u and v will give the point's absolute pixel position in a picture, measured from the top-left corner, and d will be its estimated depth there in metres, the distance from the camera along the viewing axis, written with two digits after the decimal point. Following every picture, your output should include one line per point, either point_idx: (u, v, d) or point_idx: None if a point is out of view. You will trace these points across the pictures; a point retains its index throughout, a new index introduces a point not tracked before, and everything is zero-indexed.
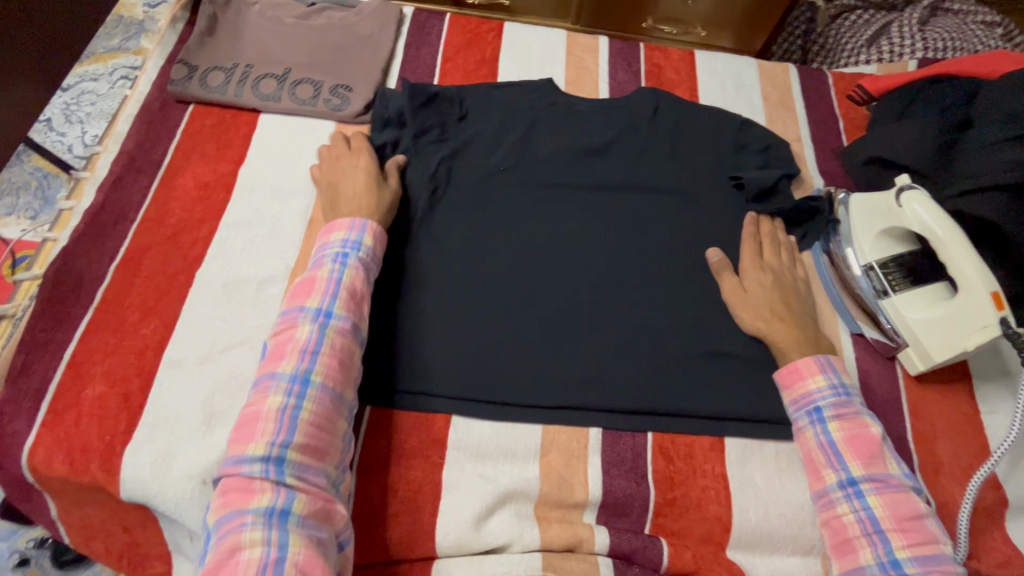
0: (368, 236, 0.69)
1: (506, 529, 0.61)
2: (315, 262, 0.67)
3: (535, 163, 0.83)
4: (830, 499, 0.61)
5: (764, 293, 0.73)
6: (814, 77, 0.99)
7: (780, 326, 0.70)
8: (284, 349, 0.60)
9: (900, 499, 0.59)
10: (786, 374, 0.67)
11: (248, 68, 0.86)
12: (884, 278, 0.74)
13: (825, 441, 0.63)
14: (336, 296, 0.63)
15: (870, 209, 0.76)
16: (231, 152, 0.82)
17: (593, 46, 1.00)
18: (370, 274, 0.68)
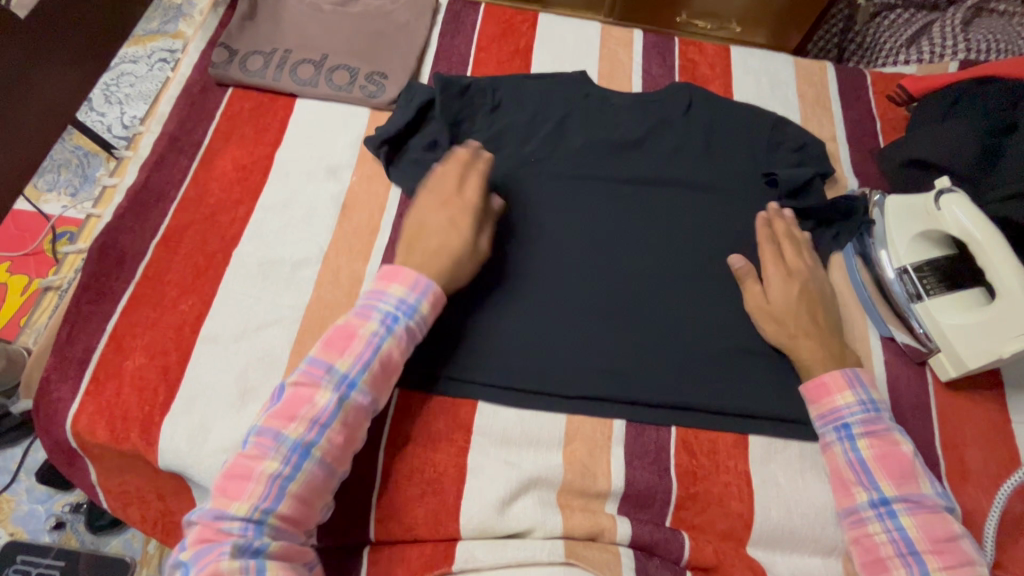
0: (427, 304, 0.63)
1: (528, 514, 0.62)
2: (360, 310, 0.62)
3: (567, 155, 0.83)
4: (860, 517, 0.60)
5: (790, 303, 0.70)
6: (852, 76, 0.97)
7: (804, 341, 0.68)
8: (297, 408, 0.56)
9: (934, 519, 0.58)
10: (814, 388, 0.66)
11: (287, 53, 0.88)
12: (918, 282, 0.72)
13: (854, 459, 0.62)
14: (368, 367, 0.59)
15: (907, 211, 0.75)
16: (268, 136, 0.83)
17: (628, 39, 0.99)
18: (411, 344, 0.63)
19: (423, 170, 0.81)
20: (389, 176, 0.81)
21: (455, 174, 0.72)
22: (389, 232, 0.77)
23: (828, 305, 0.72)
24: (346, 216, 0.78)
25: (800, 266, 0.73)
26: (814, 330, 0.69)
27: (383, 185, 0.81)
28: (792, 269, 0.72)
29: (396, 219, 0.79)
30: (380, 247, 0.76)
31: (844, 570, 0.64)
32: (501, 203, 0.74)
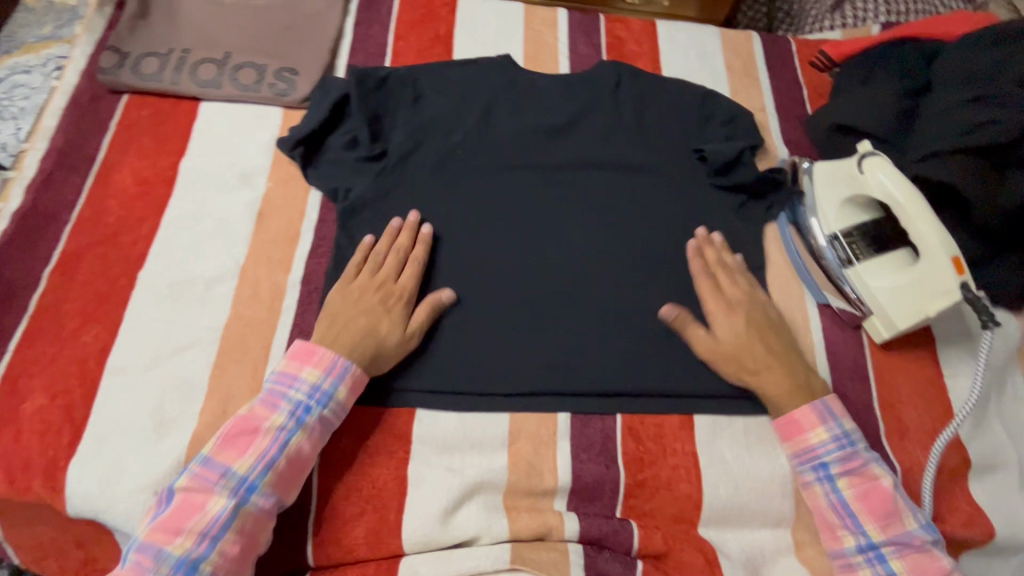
0: (344, 389, 0.60)
1: (474, 521, 0.61)
2: (267, 401, 0.58)
3: (495, 143, 0.80)
4: (850, 563, 0.60)
5: (739, 343, 0.66)
6: (777, 45, 0.97)
7: (767, 375, 0.65)
8: (186, 518, 0.53)
9: (922, 560, 0.59)
10: (783, 426, 0.63)
11: (184, 53, 0.81)
12: (849, 248, 0.72)
13: (836, 501, 0.61)
14: (271, 466, 0.56)
15: (833, 177, 0.75)
16: (171, 145, 0.78)
17: (552, 19, 0.96)
18: (325, 434, 0.60)
19: (346, 170, 0.77)
20: (308, 180, 0.77)
21: (397, 250, 0.69)
22: (311, 239, 0.73)
23: (778, 331, 0.68)
24: (263, 226, 0.74)
25: (740, 298, 0.69)
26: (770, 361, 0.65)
27: (302, 189, 0.77)
28: (735, 303, 0.69)
29: (318, 224, 0.75)
30: (302, 255, 0.72)
31: (792, 540, 0.64)
32: (450, 294, 0.68)
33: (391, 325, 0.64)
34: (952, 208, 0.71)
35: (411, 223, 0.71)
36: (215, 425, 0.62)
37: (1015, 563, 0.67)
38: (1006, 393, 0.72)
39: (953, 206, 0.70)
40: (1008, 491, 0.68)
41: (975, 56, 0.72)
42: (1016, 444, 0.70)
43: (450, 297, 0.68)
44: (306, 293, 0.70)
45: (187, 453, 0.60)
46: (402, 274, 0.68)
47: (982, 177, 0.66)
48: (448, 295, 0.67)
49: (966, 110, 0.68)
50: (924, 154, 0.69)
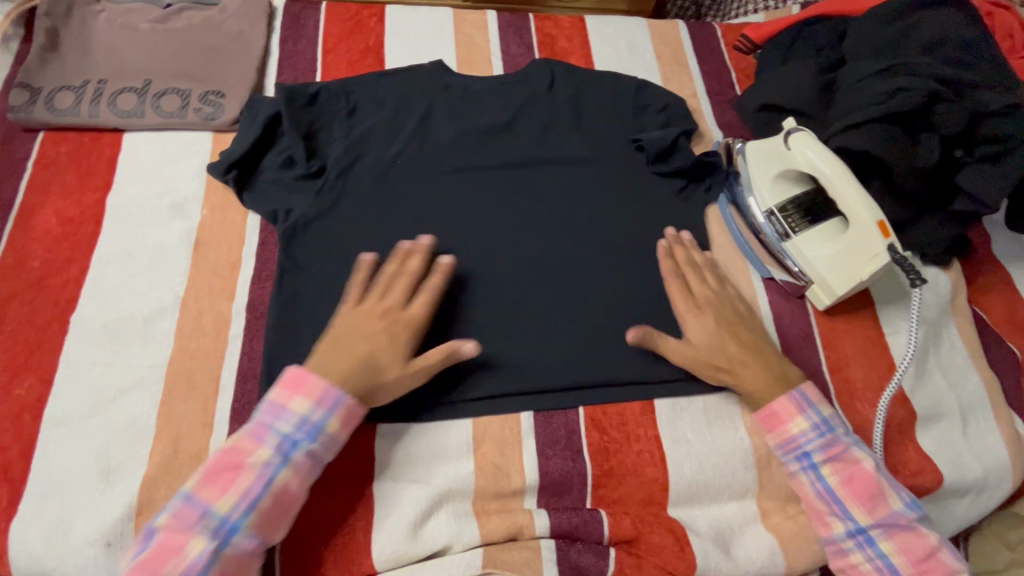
0: (335, 421, 0.57)
1: (444, 530, 0.60)
2: (253, 433, 0.55)
3: (435, 149, 0.80)
4: (842, 548, 0.61)
5: (710, 339, 0.66)
6: (703, 31, 1.00)
7: (745, 370, 0.65)
8: (164, 561, 0.50)
9: (910, 539, 0.60)
10: (766, 419, 0.64)
11: (101, 84, 0.78)
12: (784, 221, 0.75)
13: (822, 489, 0.62)
14: (254, 505, 0.53)
15: (763, 156, 0.77)
16: (96, 180, 0.75)
17: (482, 21, 0.96)
18: (314, 469, 0.57)
19: (284, 190, 0.75)
20: (245, 204, 0.74)
21: (410, 274, 0.65)
22: (253, 264, 0.72)
23: (752, 325, 0.68)
24: (201, 255, 0.72)
25: (713, 300, 0.68)
26: (748, 359, 0.65)
27: (240, 214, 0.75)
28: (706, 307, 0.68)
29: (259, 248, 0.73)
30: (246, 281, 0.71)
31: (758, 509, 0.66)
32: (472, 346, 0.61)
33: (390, 355, 0.60)
34: (874, 175, 0.74)
35: (366, 265, 0.66)
36: (167, 465, 0.60)
37: (967, 505, 0.71)
38: (942, 344, 0.76)
39: (875, 173, 0.74)
40: (952, 437, 0.71)
41: (883, 30, 0.77)
42: (955, 392, 0.73)
43: (471, 348, 0.61)
44: (253, 319, 0.68)
45: (139, 498, 0.58)
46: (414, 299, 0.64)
47: (896, 145, 0.69)
48: (466, 346, 0.61)
49: (877, 82, 0.72)
50: (843, 126, 0.71)
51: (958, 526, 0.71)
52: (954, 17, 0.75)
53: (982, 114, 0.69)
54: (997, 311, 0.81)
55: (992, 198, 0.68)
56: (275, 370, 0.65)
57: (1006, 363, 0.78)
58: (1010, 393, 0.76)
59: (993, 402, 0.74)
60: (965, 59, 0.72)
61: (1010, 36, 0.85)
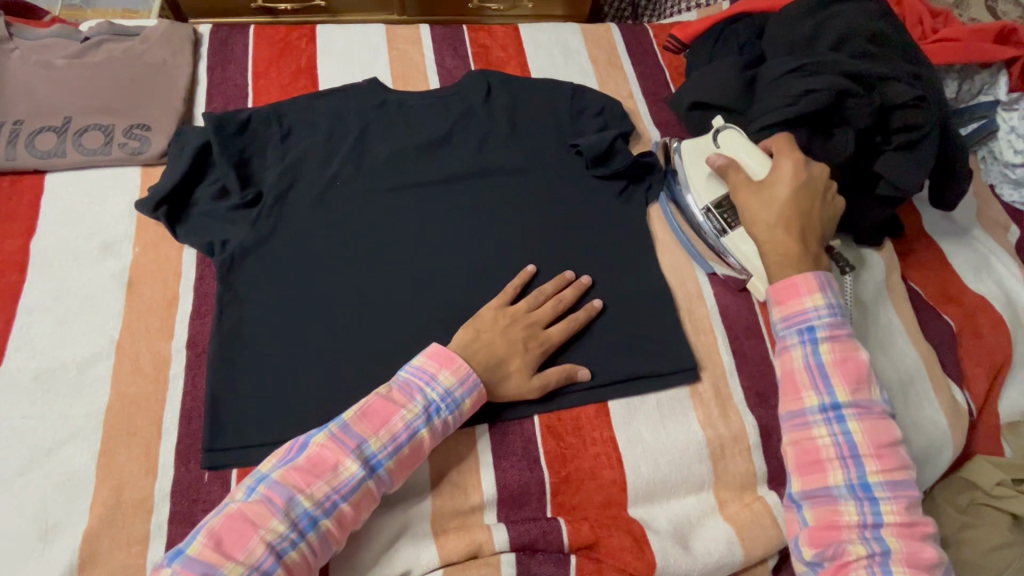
0: (469, 401, 0.61)
1: (402, 555, 0.60)
2: (403, 389, 0.60)
3: (373, 169, 0.79)
4: (807, 420, 0.61)
5: (788, 194, 0.67)
6: (635, 33, 1.02)
7: (785, 232, 0.66)
8: (319, 472, 0.54)
9: (880, 425, 0.60)
10: (782, 290, 0.65)
11: (18, 125, 0.76)
12: (722, 215, 0.76)
13: (813, 362, 0.62)
14: (397, 450, 0.57)
15: (696, 155, 0.79)
16: (17, 225, 0.72)
17: (415, 36, 0.96)
18: (446, 434, 0.61)
19: (219, 221, 0.74)
20: (178, 239, 0.72)
21: (559, 300, 0.70)
22: (192, 299, 0.70)
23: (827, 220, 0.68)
24: (135, 294, 0.69)
25: (788, 192, 0.67)
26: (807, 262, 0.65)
27: (175, 249, 0.73)
28: (776, 205, 0.67)
29: (197, 282, 0.71)
30: (184, 318, 0.69)
31: (716, 500, 0.67)
32: (585, 373, 0.68)
33: (523, 363, 0.65)
34: None
35: (527, 274, 0.72)
36: (109, 517, 0.58)
37: (913, 475, 0.74)
38: (880, 323, 0.79)
39: None
40: (895, 411, 0.74)
41: (797, 27, 0.79)
42: (895, 367, 0.76)
43: (584, 375, 0.68)
44: (194, 356, 0.67)
45: (81, 554, 0.56)
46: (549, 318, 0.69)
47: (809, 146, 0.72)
48: (582, 372, 0.67)
49: (790, 82, 0.74)
50: (761, 127, 0.74)
51: None
52: (861, 9, 0.78)
53: (892, 106, 0.72)
54: (931, 285, 0.84)
55: (908, 183, 0.72)
56: (219, 406, 0.63)
57: (941, 334, 0.81)
58: (947, 363, 0.79)
59: (930, 372, 0.77)
60: (873, 52, 0.75)
61: (920, 23, 0.89)
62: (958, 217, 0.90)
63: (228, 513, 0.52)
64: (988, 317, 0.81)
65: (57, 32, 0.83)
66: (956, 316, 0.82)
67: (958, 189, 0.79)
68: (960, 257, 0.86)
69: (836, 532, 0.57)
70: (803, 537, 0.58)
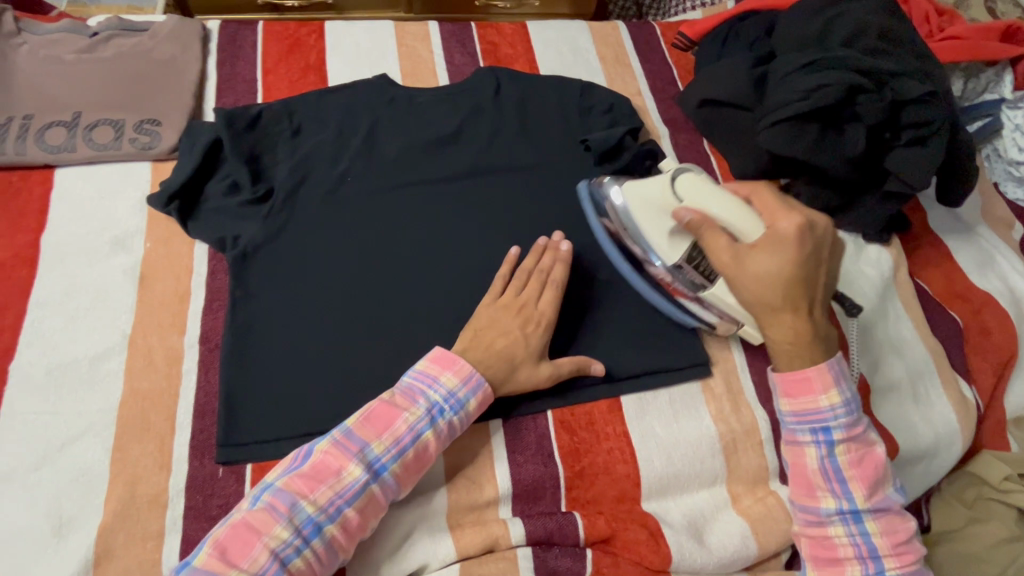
0: (475, 401, 0.61)
1: (419, 549, 0.60)
2: (406, 393, 0.60)
3: (384, 165, 0.79)
4: (823, 520, 0.61)
5: (778, 278, 0.60)
6: (643, 31, 1.02)
7: (786, 317, 0.61)
8: (323, 478, 0.54)
9: (895, 522, 0.61)
10: (794, 384, 0.62)
11: (27, 120, 0.75)
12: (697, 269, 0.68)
13: (829, 465, 0.61)
14: (402, 453, 0.57)
15: (649, 210, 0.69)
16: (28, 221, 0.72)
17: (424, 33, 0.96)
18: (451, 437, 0.61)
19: (230, 217, 0.73)
20: (190, 234, 0.72)
21: (540, 271, 0.69)
22: (204, 295, 0.70)
23: (830, 280, 0.63)
24: (147, 289, 0.69)
25: (782, 272, 0.60)
26: (818, 341, 0.61)
27: (186, 244, 0.73)
28: (775, 283, 0.60)
29: (209, 277, 0.71)
30: (197, 312, 0.69)
31: (729, 494, 0.67)
32: (598, 366, 0.67)
33: (528, 352, 0.64)
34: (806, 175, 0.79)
35: (515, 256, 0.70)
36: (124, 512, 0.58)
37: (923, 469, 0.74)
38: (888, 318, 0.79)
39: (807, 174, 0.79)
40: (904, 406, 0.75)
41: (806, 25, 0.80)
42: (904, 362, 0.77)
43: (597, 368, 0.67)
44: (207, 352, 0.66)
45: (96, 549, 0.56)
46: (540, 299, 0.68)
47: (818, 142, 0.73)
48: (595, 364, 0.67)
49: (802, 78, 0.74)
50: (771, 122, 0.74)
51: (916, 490, 0.74)
52: (870, 7, 0.79)
53: (903, 103, 0.73)
54: (937, 282, 0.85)
55: (918, 179, 0.72)
56: (233, 401, 0.63)
57: (948, 330, 0.81)
58: (954, 359, 0.80)
59: (939, 368, 0.77)
60: (884, 48, 0.76)
61: (926, 21, 0.90)
62: (964, 215, 0.91)
63: (232, 524, 0.52)
64: (995, 314, 0.81)
65: (66, 27, 0.83)
66: (963, 313, 0.82)
67: (965, 184, 0.79)
68: (966, 254, 0.87)
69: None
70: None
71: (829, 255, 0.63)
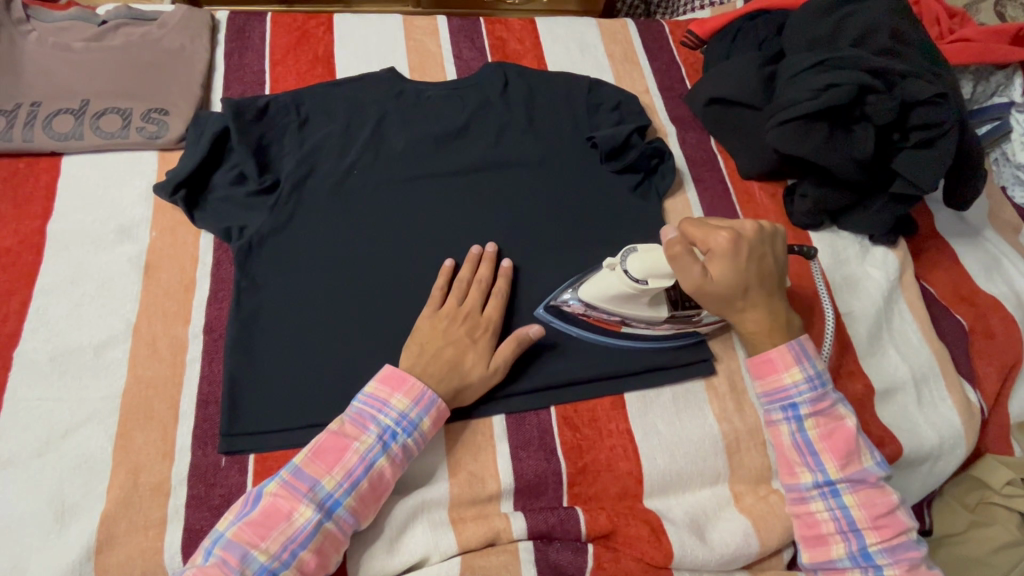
0: (428, 419, 0.60)
1: (420, 542, 0.60)
2: (356, 420, 0.58)
3: (390, 158, 0.79)
4: (804, 496, 0.63)
5: (738, 284, 0.63)
6: (651, 29, 1.02)
7: (751, 314, 0.65)
8: (272, 525, 0.53)
9: (874, 495, 0.62)
10: (760, 365, 0.65)
11: (35, 107, 0.75)
12: (685, 308, 0.69)
13: (800, 440, 0.64)
14: (355, 486, 0.56)
15: (612, 297, 0.67)
16: (34, 207, 0.72)
17: (432, 27, 0.96)
18: (409, 460, 0.60)
19: (237, 207, 0.73)
20: (195, 224, 0.72)
21: (479, 280, 0.69)
22: (209, 284, 0.70)
23: (782, 267, 0.66)
24: (152, 278, 0.69)
25: (739, 280, 0.63)
26: (777, 323, 0.65)
27: (191, 234, 0.73)
28: (732, 287, 0.63)
29: (214, 267, 0.71)
30: (201, 302, 0.69)
31: (731, 493, 0.67)
32: (535, 330, 0.66)
33: (477, 357, 0.63)
34: (815, 176, 0.79)
35: (475, 256, 0.70)
36: (127, 500, 0.58)
37: (926, 472, 0.74)
38: (892, 320, 0.79)
39: (815, 174, 0.79)
40: (908, 409, 0.74)
41: (816, 24, 0.80)
42: (908, 364, 0.76)
43: (536, 333, 0.66)
44: (211, 342, 0.66)
45: (98, 536, 0.56)
46: (485, 305, 0.68)
47: (827, 141, 0.73)
48: (533, 329, 0.66)
49: (811, 77, 0.74)
50: (780, 121, 0.74)
51: (918, 492, 0.74)
52: (883, 7, 0.78)
53: (912, 104, 0.72)
54: (943, 284, 0.85)
55: (926, 181, 0.72)
56: (236, 391, 0.63)
57: (953, 333, 0.81)
58: (959, 362, 0.79)
59: (944, 370, 0.77)
60: (895, 49, 0.75)
61: (937, 22, 0.90)
62: (971, 218, 0.90)
63: None
64: (1000, 317, 0.81)
65: (75, 15, 0.83)
66: (968, 316, 0.82)
67: (974, 186, 0.79)
68: (972, 258, 0.87)
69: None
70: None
71: (775, 245, 0.66)
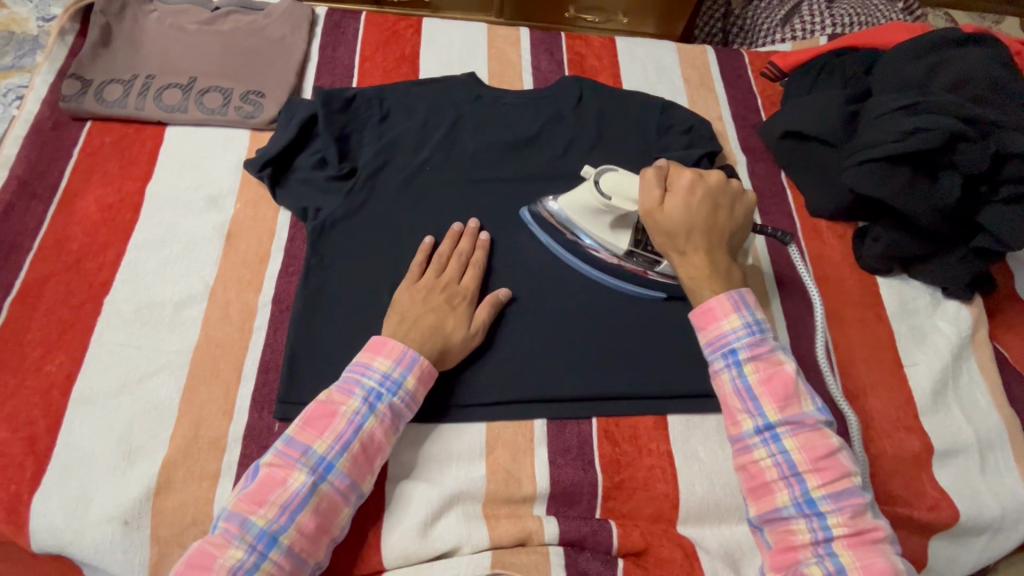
0: (413, 378, 0.61)
1: (453, 532, 0.61)
2: (341, 387, 0.60)
3: (463, 157, 0.81)
4: (747, 444, 0.59)
5: (687, 219, 0.65)
6: (731, 58, 1.02)
7: (694, 255, 0.65)
8: (269, 491, 0.54)
9: (814, 438, 0.57)
10: (700, 315, 0.63)
11: (149, 79, 0.82)
12: (647, 249, 0.72)
13: (740, 386, 0.60)
14: (347, 448, 0.57)
15: (583, 208, 0.72)
16: (137, 169, 0.78)
17: (515, 37, 0.99)
18: (398, 422, 0.61)
19: (315, 189, 0.77)
20: (276, 200, 0.77)
21: (459, 253, 0.71)
22: (282, 258, 0.74)
23: (735, 228, 0.67)
24: (232, 247, 0.74)
25: (690, 214, 0.65)
26: (714, 271, 0.64)
27: (271, 210, 0.77)
28: (680, 221, 0.65)
29: (288, 243, 0.75)
30: (273, 275, 0.72)
31: None
32: (506, 291, 0.70)
33: (456, 321, 0.66)
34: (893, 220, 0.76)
35: (455, 232, 0.73)
36: (187, 450, 0.61)
37: (984, 544, 0.69)
38: (960, 378, 0.75)
39: (892, 219, 0.76)
40: (969, 474, 0.70)
41: (910, 66, 0.78)
42: (973, 426, 0.72)
43: (507, 295, 0.70)
44: (278, 313, 0.70)
45: (158, 479, 0.59)
46: (464, 275, 0.70)
47: (910, 187, 0.71)
48: (501, 292, 0.70)
49: (899, 118, 0.72)
50: (860, 160, 0.73)
51: (975, 566, 0.69)
52: (984, 56, 0.76)
53: (1005, 157, 0.69)
54: (1018, 349, 0.80)
55: (1016, 238, 0.68)
56: (297, 361, 0.66)
57: None
58: None
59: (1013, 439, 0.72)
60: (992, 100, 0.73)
61: None
62: None
63: (190, 553, 0.53)
64: None
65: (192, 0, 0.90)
66: None
67: None
68: None
69: (793, 554, 0.56)
70: (767, 561, 0.57)
71: (734, 205, 0.68)
